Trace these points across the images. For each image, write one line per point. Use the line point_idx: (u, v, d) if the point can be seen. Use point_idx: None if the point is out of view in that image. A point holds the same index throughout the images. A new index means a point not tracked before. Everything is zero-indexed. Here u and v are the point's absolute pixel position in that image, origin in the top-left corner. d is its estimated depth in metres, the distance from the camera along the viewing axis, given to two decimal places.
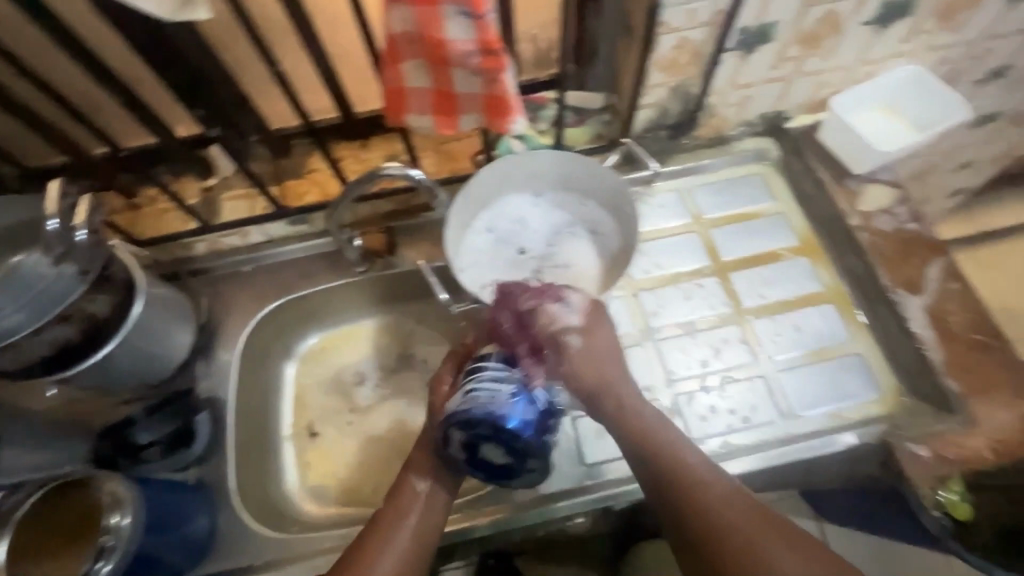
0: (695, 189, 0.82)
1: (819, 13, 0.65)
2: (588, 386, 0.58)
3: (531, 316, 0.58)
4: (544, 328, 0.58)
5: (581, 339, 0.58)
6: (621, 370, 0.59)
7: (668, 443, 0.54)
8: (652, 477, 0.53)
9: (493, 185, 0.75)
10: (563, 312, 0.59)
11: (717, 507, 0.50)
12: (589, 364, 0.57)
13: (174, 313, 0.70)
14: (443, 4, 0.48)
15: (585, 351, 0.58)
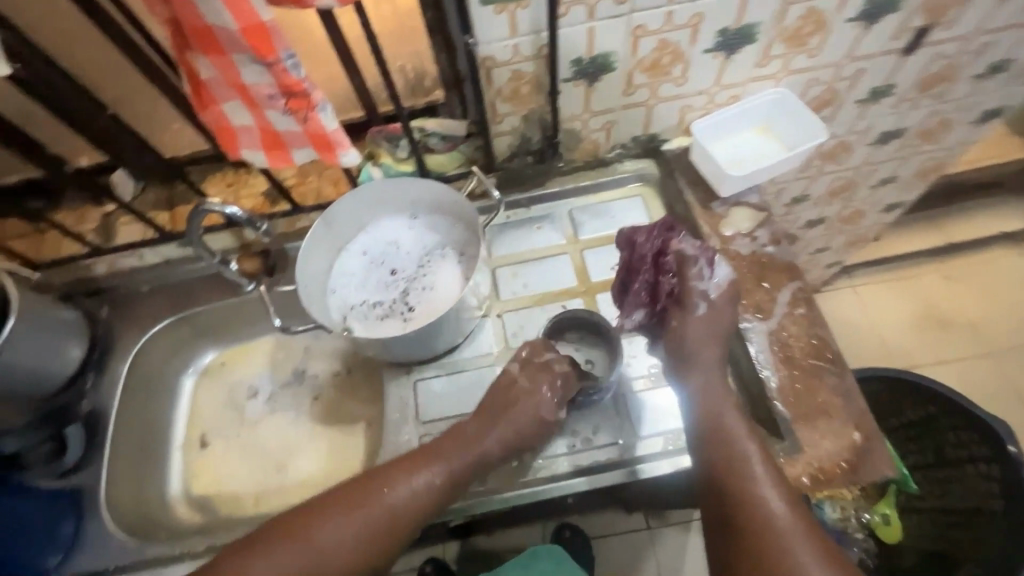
0: (574, 212, 0.84)
1: (653, 42, 0.66)
2: (680, 352, 0.62)
3: (686, 270, 0.62)
4: (684, 280, 0.62)
5: (707, 309, 0.62)
6: (718, 352, 0.61)
7: (732, 435, 0.56)
8: (720, 459, 0.55)
9: (360, 210, 0.79)
10: (708, 283, 0.62)
11: (758, 500, 0.52)
12: (707, 335, 0.61)
13: (58, 329, 0.76)
14: (231, 54, 0.52)
15: (709, 317, 0.62)
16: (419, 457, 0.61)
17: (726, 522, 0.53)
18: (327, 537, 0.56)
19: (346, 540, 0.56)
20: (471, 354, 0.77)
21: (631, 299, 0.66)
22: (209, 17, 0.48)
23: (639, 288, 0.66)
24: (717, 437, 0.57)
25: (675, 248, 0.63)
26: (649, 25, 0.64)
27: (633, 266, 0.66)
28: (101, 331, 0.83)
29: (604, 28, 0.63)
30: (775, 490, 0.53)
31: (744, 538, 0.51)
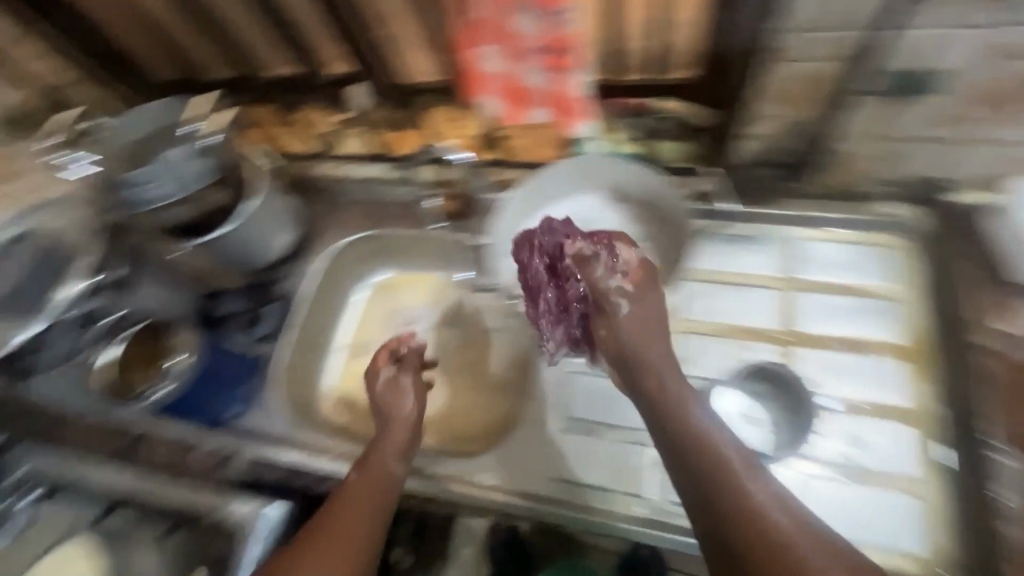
0: (801, 242, 0.72)
1: (1012, 68, 0.52)
2: (624, 356, 0.56)
3: (586, 270, 0.60)
4: (594, 282, 0.59)
5: (631, 305, 0.57)
6: (665, 351, 0.55)
7: (681, 426, 0.50)
8: (684, 461, 0.48)
9: (561, 182, 0.75)
10: (616, 277, 0.59)
11: (764, 514, 0.44)
12: (637, 327, 0.56)
13: (279, 215, 0.83)
14: None
15: (633, 315, 0.57)
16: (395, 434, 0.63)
17: (739, 544, 0.43)
18: (352, 489, 0.57)
19: (376, 504, 0.56)
20: None
21: (547, 326, 0.65)
22: None
23: (545, 303, 0.65)
24: (683, 446, 0.49)
25: (574, 249, 0.61)
26: (1017, 45, 0.50)
27: (534, 283, 0.66)
28: (306, 226, 0.91)
29: (954, 40, 0.51)
30: (754, 503, 0.45)
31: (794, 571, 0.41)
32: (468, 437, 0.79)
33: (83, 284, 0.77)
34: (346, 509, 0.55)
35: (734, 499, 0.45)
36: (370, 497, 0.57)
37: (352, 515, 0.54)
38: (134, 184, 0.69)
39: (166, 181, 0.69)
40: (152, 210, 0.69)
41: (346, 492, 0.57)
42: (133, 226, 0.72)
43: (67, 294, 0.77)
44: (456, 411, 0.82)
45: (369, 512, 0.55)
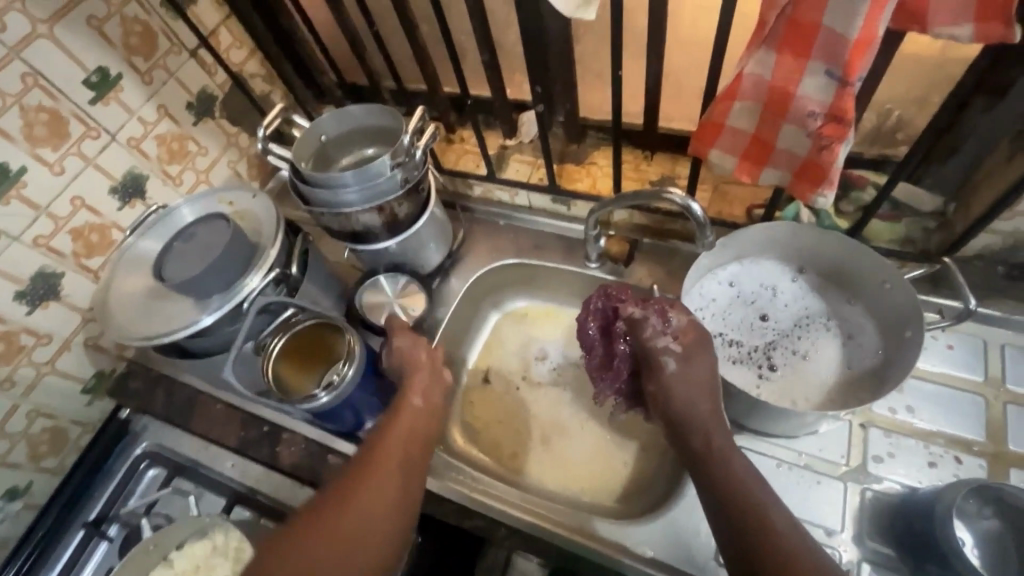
0: (1007, 349, 0.66)
1: None
2: (674, 414, 0.59)
3: (639, 334, 0.63)
4: (643, 341, 0.63)
5: (677, 365, 0.60)
6: (712, 408, 0.57)
7: (720, 454, 0.54)
8: (732, 499, 0.50)
9: (761, 240, 0.70)
10: (665, 329, 0.62)
11: (770, 527, 0.48)
12: (698, 391, 0.58)
13: (439, 233, 0.84)
14: (811, 59, 0.46)
15: (677, 377, 0.59)
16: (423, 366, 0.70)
17: (744, 539, 0.48)
18: (400, 422, 0.63)
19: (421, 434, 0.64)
20: (810, 449, 0.65)
21: (598, 380, 0.71)
22: (832, 19, 0.43)
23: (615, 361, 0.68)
24: (710, 463, 0.54)
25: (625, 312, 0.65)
26: None
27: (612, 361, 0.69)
28: (456, 245, 0.91)
29: None
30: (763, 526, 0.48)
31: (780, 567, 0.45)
32: (594, 491, 0.78)
33: (268, 273, 0.70)
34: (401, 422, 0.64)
35: (768, 518, 0.49)
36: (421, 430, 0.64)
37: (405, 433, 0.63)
38: (331, 187, 0.69)
39: (358, 191, 0.69)
40: (340, 212, 0.70)
41: (397, 432, 0.62)
42: (316, 221, 0.74)
43: (249, 285, 0.69)
44: (583, 460, 0.80)
45: (406, 468, 0.60)
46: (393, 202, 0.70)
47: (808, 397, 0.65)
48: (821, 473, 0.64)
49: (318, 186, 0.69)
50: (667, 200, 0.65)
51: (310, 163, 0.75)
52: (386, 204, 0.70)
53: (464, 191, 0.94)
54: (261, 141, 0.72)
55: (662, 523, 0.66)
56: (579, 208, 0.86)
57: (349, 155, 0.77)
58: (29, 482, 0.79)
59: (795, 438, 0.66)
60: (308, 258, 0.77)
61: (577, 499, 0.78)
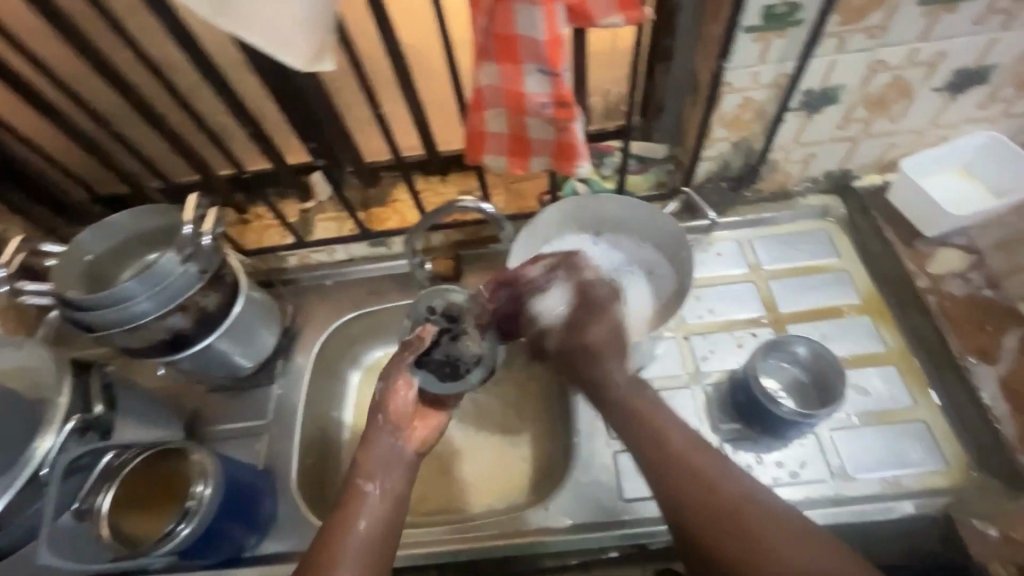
0: (755, 241, 0.84)
1: (887, 79, 0.67)
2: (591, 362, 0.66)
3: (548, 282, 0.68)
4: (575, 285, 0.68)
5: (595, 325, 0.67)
6: (621, 366, 0.65)
7: (707, 477, 0.55)
8: (707, 514, 0.53)
9: (558, 221, 0.81)
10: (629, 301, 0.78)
11: (721, 481, 0.55)
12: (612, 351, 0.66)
13: (265, 313, 0.80)
14: (524, 63, 0.55)
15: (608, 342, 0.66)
16: (357, 490, 0.59)
17: (691, 506, 0.54)
18: (354, 486, 0.59)
19: (382, 523, 0.57)
20: (657, 374, 0.76)
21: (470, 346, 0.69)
22: (523, 27, 0.52)
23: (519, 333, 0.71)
24: (681, 484, 0.55)
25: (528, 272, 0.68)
26: (889, 60, 0.65)
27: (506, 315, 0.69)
28: (290, 321, 0.87)
29: (848, 61, 0.64)
30: (772, 508, 0.53)
31: (756, 545, 0.50)
32: (505, 494, 0.79)
33: (64, 427, 0.58)
34: (340, 511, 0.57)
35: (722, 486, 0.54)
36: (393, 513, 0.58)
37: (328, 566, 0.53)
38: (110, 304, 0.61)
39: (149, 299, 0.62)
40: (134, 328, 0.63)
41: (354, 489, 0.58)
42: (109, 346, 0.65)
43: (42, 448, 0.56)
44: (487, 471, 0.81)
45: (381, 529, 0.57)
46: (463, 323, 0.69)
47: (638, 329, 0.76)
48: (670, 388, 0.74)
49: (95, 308, 0.61)
50: (462, 206, 0.71)
51: (83, 287, 0.67)
52: (436, 305, 0.70)
53: (279, 265, 0.90)
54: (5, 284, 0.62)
55: (572, 490, 0.69)
56: (397, 243, 0.89)
57: (129, 269, 0.70)
58: None
59: (643, 369, 0.77)
60: (113, 391, 0.66)
61: (493, 509, 0.78)
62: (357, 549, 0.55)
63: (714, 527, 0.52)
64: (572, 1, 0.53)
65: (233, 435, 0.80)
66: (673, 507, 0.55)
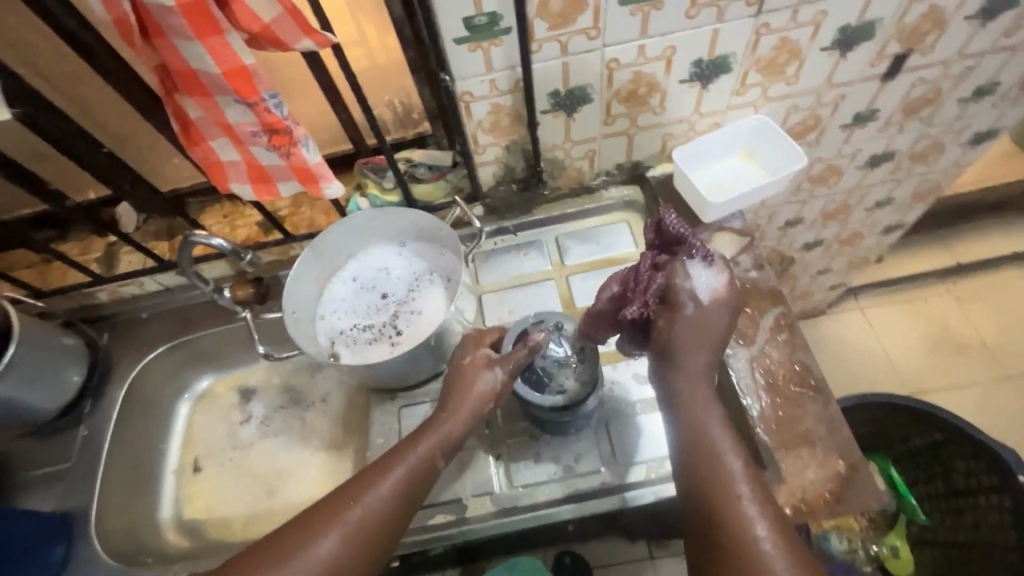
0: (560, 238, 0.85)
1: (629, 76, 0.68)
2: (664, 342, 0.56)
3: (675, 287, 0.56)
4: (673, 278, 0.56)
5: (696, 309, 0.56)
6: (705, 352, 0.56)
7: (718, 451, 0.51)
8: (708, 487, 0.50)
9: (352, 238, 0.81)
10: (696, 283, 0.56)
11: (737, 467, 0.50)
12: (687, 343, 0.55)
13: (59, 357, 0.79)
14: (214, 94, 0.54)
15: (665, 327, 0.57)
16: (400, 452, 0.58)
17: (701, 476, 0.51)
18: (413, 461, 0.57)
19: (389, 507, 0.54)
20: None
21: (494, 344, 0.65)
22: (189, 60, 0.51)
23: (627, 323, 0.59)
24: (706, 457, 0.51)
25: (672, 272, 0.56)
26: (621, 58, 0.65)
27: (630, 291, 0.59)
28: (101, 358, 0.86)
29: (579, 62, 0.65)
30: (763, 496, 0.50)
31: (729, 533, 0.48)
32: None
33: None
34: (366, 476, 0.55)
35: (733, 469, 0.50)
36: (406, 492, 0.55)
37: (316, 530, 0.52)
38: None
39: None
40: None
41: (411, 462, 0.56)
42: None
43: None
44: (304, 489, 0.82)
45: (388, 518, 0.54)
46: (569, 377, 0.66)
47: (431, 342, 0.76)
48: None
49: None
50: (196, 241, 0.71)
51: None
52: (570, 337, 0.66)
53: (90, 302, 0.88)
54: None
55: None
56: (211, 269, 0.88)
57: None
58: None
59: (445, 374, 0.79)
60: None
61: None
62: (355, 517, 0.52)
63: (705, 501, 0.50)
64: (249, 29, 0.51)
65: (40, 482, 0.79)
66: (681, 471, 0.52)
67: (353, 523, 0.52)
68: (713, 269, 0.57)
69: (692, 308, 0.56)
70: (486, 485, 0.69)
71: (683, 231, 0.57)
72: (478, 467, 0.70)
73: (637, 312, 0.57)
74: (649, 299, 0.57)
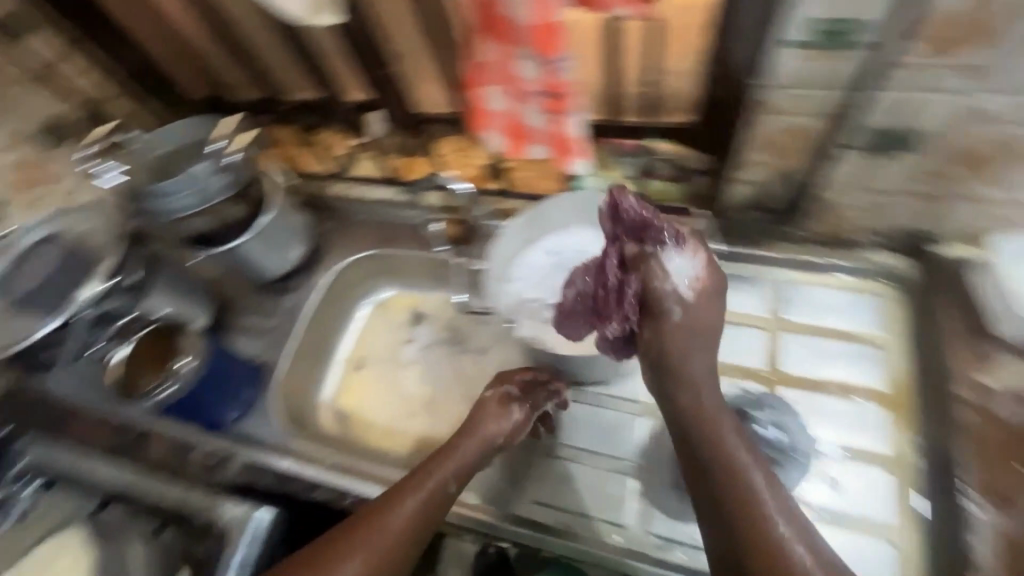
0: (782, 284, 0.77)
1: (988, 137, 0.57)
2: (690, 367, 0.58)
3: (645, 270, 0.59)
4: (652, 285, 0.59)
5: (681, 312, 0.58)
6: (704, 365, 0.59)
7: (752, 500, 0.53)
8: (740, 534, 0.52)
9: (569, 213, 0.79)
10: (676, 281, 0.58)
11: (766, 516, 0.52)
12: (686, 352, 0.58)
13: (292, 231, 0.89)
14: (515, 45, 0.53)
15: (666, 335, 0.58)
16: (422, 476, 0.64)
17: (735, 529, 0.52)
18: (424, 483, 0.63)
19: (420, 516, 0.61)
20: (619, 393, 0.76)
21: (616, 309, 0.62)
22: (512, 7, 0.50)
23: (610, 341, 0.64)
24: (742, 505, 0.53)
25: (659, 284, 0.58)
26: (990, 112, 0.55)
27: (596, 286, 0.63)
28: (318, 242, 0.96)
29: (932, 107, 0.56)
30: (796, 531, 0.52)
31: None
32: None
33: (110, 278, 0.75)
34: (394, 492, 0.62)
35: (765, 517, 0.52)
36: (429, 510, 0.61)
37: (353, 547, 0.58)
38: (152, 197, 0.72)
39: (185, 198, 0.72)
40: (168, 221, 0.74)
41: (414, 482, 0.63)
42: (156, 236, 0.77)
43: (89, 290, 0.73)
44: (441, 427, 0.86)
45: (418, 530, 0.60)
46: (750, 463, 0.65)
47: None
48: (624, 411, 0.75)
49: (141, 199, 0.72)
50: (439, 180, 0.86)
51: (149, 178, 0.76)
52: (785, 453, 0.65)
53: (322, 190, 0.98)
54: (82, 162, 0.75)
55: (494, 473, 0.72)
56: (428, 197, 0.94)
57: None
58: None
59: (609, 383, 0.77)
60: (156, 266, 0.81)
61: None
62: (399, 522, 0.60)
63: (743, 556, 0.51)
64: None
65: (245, 329, 0.91)
66: (712, 516, 0.54)
67: (396, 535, 0.59)
68: (688, 257, 0.59)
69: (678, 311, 0.58)
70: (618, 514, 0.68)
71: (646, 214, 0.59)
72: (624, 496, 0.69)
73: (616, 328, 0.62)
74: (628, 308, 0.60)
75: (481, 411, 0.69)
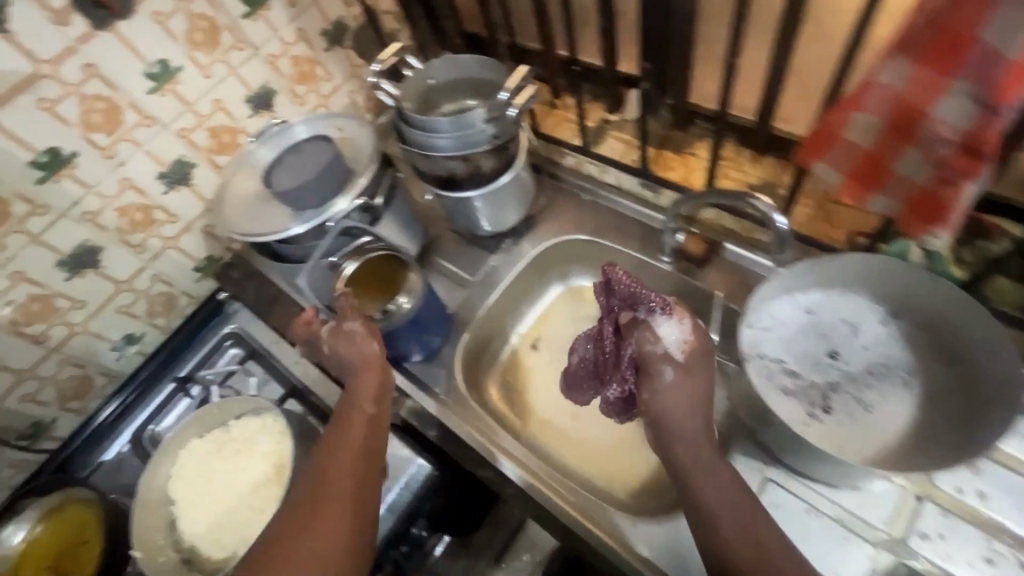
0: None
1: None
2: (671, 426, 0.57)
3: (644, 336, 0.60)
4: (643, 348, 0.60)
5: (674, 373, 0.58)
6: (701, 421, 0.57)
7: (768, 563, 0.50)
8: None
9: (857, 275, 0.65)
10: (666, 343, 0.60)
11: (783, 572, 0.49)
12: (677, 413, 0.57)
13: (521, 195, 0.85)
14: (956, 77, 0.41)
15: (653, 398, 0.58)
16: (344, 418, 0.64)
17: None
18: (350, 429, 0.63)
19: (363, 458, 0.61)
20: (848, 504, 0.62)
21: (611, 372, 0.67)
22: None
23: (614, 401, 0.66)
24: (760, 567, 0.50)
25: (636, 335, 0.61)
26: None
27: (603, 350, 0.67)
28: (535, 210, 0.91)
29: None
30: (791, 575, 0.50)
31: None
32: (609, 477, 0.78)
33: (355, 199, 0.75)
34: (343, 454, 0.61)
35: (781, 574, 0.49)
36: (365, 453, 0.61)
37: (317, 527, 0.55)
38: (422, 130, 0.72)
39: (450, 138, 0.71)
40: (429, 156, 0.73)
41: (352, 440, 0.62)
42: (408, 161, 0.78)
43: (338, 207, 0.74)
44: (605, 443, 0.80)
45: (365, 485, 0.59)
46: None
47: (859, 449, 0.60)
48: (848, 530, 0.60)
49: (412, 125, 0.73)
50: (751, 204, 0.63)
51: (414, 104, 0.78)
52: None
53: (554, 158, 0.93)
54: (373, 76, 0.77)
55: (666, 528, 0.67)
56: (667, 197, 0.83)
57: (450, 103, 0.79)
58: (143, 332, 0.92)
59: (836, 488, 0.62)
60: (393, 193, 0.82)
61: (588, 481, 0.78)
62: (353, 487, 0.58)
63: None
64: None
65: (443, 273, 0.91)
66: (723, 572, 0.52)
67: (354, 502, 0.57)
68: (676, 322, 0.61)
69: (672, 372, 0.58)
70: None
71: (632, 290, 0.62)
72: None
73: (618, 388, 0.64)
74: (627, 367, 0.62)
75: (341, 338, 0.68)
